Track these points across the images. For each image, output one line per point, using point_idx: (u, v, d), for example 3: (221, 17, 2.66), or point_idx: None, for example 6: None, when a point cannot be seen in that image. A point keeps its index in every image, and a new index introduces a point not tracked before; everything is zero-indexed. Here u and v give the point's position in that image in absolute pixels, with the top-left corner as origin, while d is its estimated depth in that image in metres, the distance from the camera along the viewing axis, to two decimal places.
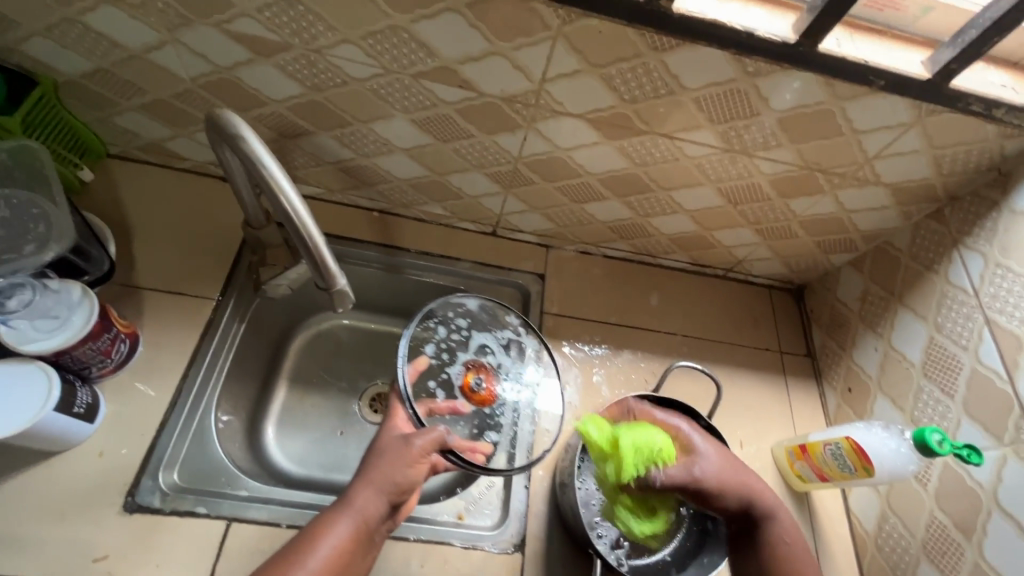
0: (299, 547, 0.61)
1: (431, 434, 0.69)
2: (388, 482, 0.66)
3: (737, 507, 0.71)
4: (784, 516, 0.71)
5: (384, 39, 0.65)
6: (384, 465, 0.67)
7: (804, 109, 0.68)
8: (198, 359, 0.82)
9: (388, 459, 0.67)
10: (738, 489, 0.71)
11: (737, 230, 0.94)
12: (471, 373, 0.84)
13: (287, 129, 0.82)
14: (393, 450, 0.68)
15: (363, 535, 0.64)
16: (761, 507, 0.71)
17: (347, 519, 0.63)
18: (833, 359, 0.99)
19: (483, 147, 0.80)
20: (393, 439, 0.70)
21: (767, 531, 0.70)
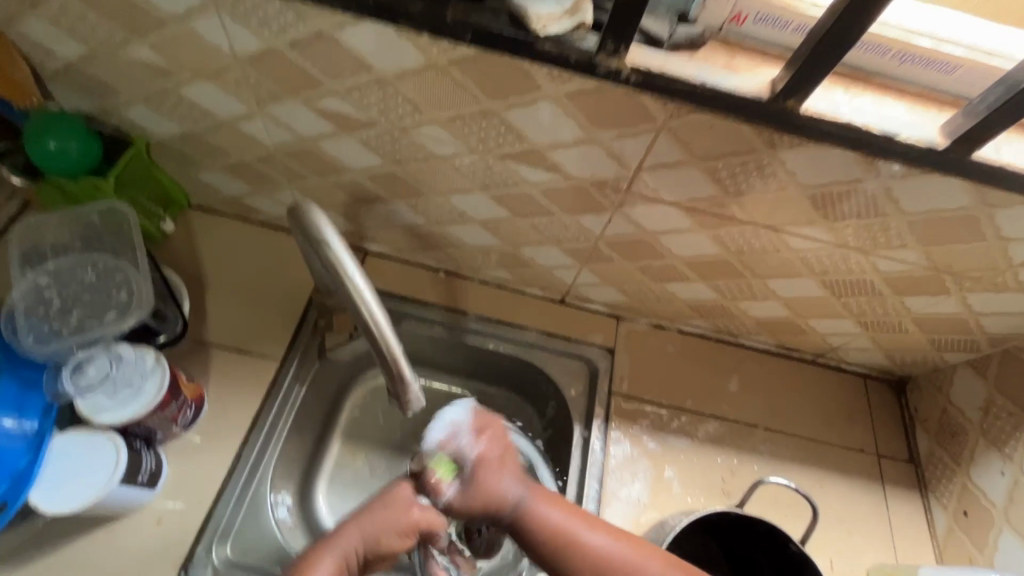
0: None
1: (436, 509, 0.64)
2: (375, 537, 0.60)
3: (552, 519, 0.63)
4: (585, 524, 0.63)
5: (472, 122, 0.62)
6: (379, 514, 0.61)
7: (941, 213, 0.59)
8: (259, 423, 0.80)
9: (386, 510, 0.62)
10: (530, 492, 0.65)
11: (836, 320, 0.84)
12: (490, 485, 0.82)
13: (362, 195, 0.81)
14: (392, 510, 0.62)
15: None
16: (565, 510, 0.64)
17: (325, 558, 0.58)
18: (944, 472, 0.87)
19: (564, 225, 0.75)
20: (402, 494, 0.64)
21: (577, 537, 0.62)
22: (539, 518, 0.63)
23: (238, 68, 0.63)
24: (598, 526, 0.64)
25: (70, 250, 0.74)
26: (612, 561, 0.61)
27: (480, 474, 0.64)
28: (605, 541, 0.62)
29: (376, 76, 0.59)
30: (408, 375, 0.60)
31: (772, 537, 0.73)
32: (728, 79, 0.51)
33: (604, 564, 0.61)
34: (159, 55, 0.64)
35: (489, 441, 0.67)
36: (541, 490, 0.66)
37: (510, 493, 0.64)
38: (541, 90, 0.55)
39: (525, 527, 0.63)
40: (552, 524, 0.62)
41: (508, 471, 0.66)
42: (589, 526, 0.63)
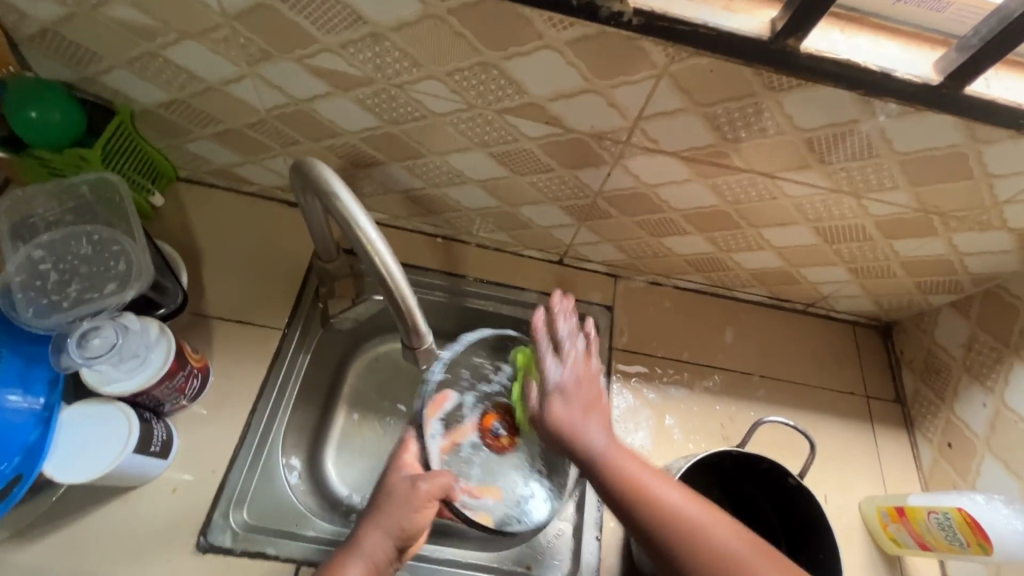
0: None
1: (438, 478, 0.67)
2: (396, 524, 0.63)
3: (624, 472, 0.59)
4: (663, 481, 0.58)
5: (471, 75, 0.61)
6: (392, 506, 0.65)
7: (933, 151, 0.61)
8: (266, 392, 0.81)
9: (395, 502, 0.65)
10: (608, 441, 0.61)
11: (828, 268, 0.87)
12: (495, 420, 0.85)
13: (359, 159, 0.80)
14: (399, 492, 0.66)
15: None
16: (658, 479, 0.58)
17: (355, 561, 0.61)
18: (929, 408, 0.91)
19: (564, 180, 0.76)
20: (403, 480, 0.68)
21: (650, 496, 0.57)
22: (613, 472, 0.59)
23: (227, 26, 0.61)
24: (683, 492, 0.58)
25: (61, 223, 0.73)
26: (689, 523, 0.55)
27: (562, 404, 0.64)
28: (707, 533, 0.55)
29: (372, 29, 0.58)
30: (423, 327, 0.62)
31: (774, 474, 0.76)
32: (729, 20, 0.52)
33: (675, 523, 0.56)
34: (142, 14, 0.62)
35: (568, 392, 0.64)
36: (618, 444, 0.62)
37: (592, 443, 0.61)
38: (541, 37, 0.55)
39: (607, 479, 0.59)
40: (628, 477, 0.58)
41: (594, 416, 0.63)
42: (664, 483, 0.58)
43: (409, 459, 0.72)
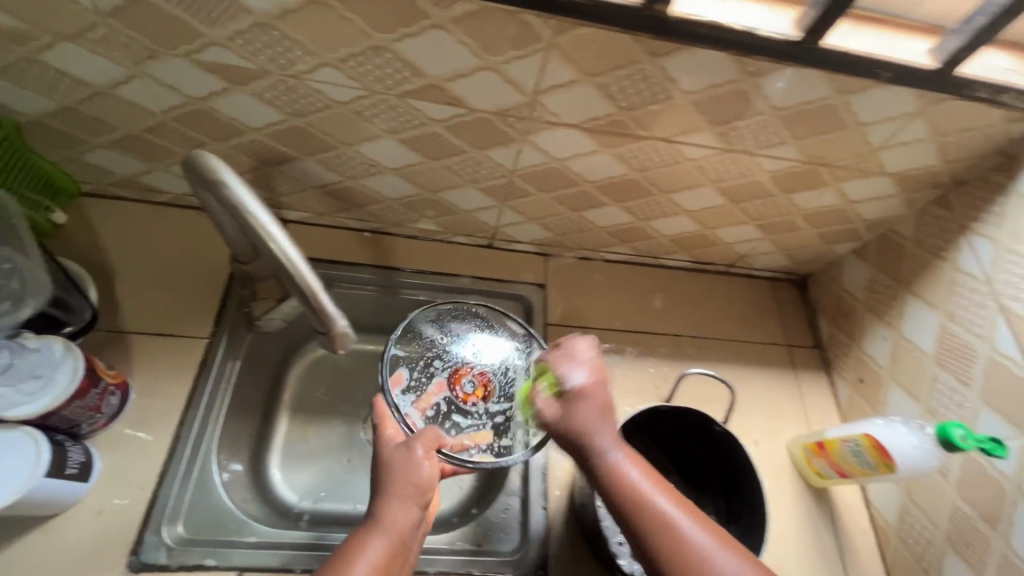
0: (344, 559, 0.58)
1: (427, 433, 0.70)
2: (408, 486, 0.64)
3: (638, 485, 0.58)
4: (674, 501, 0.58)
5: (365, 60, 0.61)
6: (398, 474, 0.65)
7: (807, 105, 0.66)
8: (193, 404, 0.78)
9: (397, 469, 0.66)
10: (621, 450, 0.61)
11: (739, 227, 0.92)
12: (460, 375, 0.86)
13: (270, 156, 0.79)
14: (399, 462, 0.67)
15: (400, 549, 0.61)
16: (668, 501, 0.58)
17: (377, 537, 0.60)
18: (842, 349, 0.98)
19: (477, 162, 0.77)
20: (393, 448, 0.69)
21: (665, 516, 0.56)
22: (624, 480, 0.59)
23: (104, 24, 0.59)
24: (705, 524, 0.56)
25: None
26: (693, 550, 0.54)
27: (584, 404, 0.63)
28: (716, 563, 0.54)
29: (257, 19, 0.57)
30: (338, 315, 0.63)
31: (702, 425, 0.79)
32: None
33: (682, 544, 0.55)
34: (9, 17, 0.59)
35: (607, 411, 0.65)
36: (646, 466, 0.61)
37: (599, 449, 0.61)
38: (426, 17, 0.56)
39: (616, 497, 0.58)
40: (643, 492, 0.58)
41: (607, 426, 0.62)
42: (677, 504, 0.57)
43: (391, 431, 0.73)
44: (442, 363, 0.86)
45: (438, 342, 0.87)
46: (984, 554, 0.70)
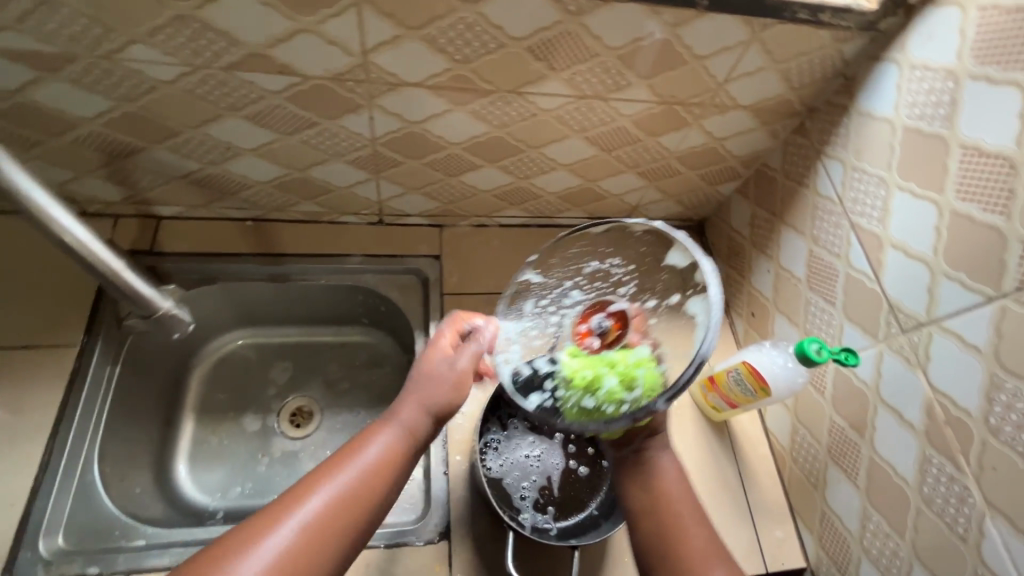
0: (354, 448, 0.57)
1: (472, 348, 0.62)
2: (432, 399, 0.60)
3: (685, 529, 0.61)
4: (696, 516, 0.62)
5: (173, 32, 0.59)
6: (430, 381, 0.61)
7: (639, 42, 0.66)
8: (66, 415, 0.76)
9: (434, 376, 0.61)
10: (682, 489, 0.64)
11: (621, 176, 0.93)
12: (591, 310, 0.64)
13: (116, 149, 0.76)
14: (441, 368, 0.62)
15: (408, 452, 0.58)
16: (690, 512, 0.62)
17: (388, 431, 0.58)
18: (737, 286, 1.00)
19: (332, 133, 0.75)
20: (439, 358, 0.63)
21: (685, 524, 0.61)
22: (674, 521, 0.62)
23: None
24: None
25: None
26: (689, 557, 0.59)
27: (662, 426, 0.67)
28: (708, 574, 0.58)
29: None
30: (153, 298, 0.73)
31: None
32: None
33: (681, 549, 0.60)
34: None
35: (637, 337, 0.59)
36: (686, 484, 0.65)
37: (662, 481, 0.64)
38: None
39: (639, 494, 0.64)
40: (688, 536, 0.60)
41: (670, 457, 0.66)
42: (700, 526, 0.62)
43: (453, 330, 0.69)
44: (580, 293, 0.67)
45: (577, 278, 0.68)
46: (857, 461, 0.73)
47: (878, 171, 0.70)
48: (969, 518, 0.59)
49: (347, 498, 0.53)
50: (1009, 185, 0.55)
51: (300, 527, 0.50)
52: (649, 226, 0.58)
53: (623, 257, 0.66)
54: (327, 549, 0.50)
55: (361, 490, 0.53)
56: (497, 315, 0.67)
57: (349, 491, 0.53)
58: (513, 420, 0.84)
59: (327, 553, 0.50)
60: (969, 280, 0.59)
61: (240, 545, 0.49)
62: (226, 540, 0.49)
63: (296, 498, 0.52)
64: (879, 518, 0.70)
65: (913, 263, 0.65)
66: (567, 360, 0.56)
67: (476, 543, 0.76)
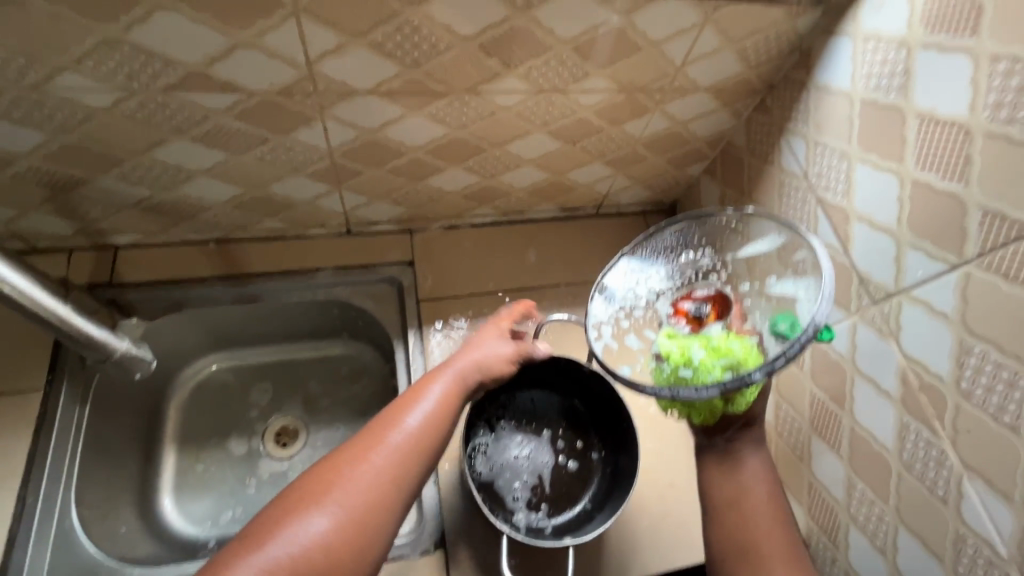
0: (415, 394, 0.62)
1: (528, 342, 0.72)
2: (481, 360, 0.66)
3: (760, 526, 0.63)
4: (775, 516, 0.64)
5: (103, 57, 0.56)
6: (484, 344, 0.68)
7: (592, 32, 0.65)
8: (37, 460, 0.74)
9: (483, 344, 0.69)
10: (769, 492, 0.66)
11: (588, 167, 0.92)
12: (689, 296, 0.65)
13: (59, 182, 0.72)
14: (491, 339, 0.70)
15: (456, 403, 0.62)
16: (771, 510, 0.64)
17: (444, 380, 0.63)
18: None
19: (286, 148, 0.73)
20: (492, 335, 0.71)
21: (757, 521, 0.63)
22: (749, 518, 0.64)
23: None
24: None
25: None
26: (759, 554, 0.61)
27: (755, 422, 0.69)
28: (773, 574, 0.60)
29: None
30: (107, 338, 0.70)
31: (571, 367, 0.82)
32: None
33: (751, 547, 0.62)
34: None
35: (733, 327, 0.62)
36: (773, 485, 0.67)
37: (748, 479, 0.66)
38: None
39: (722, 488, 0.66)
40: (758, 532, 0.63)
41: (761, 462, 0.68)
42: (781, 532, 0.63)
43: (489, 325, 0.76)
44: (676, 281, 0.67)
45: (675, 263, 0.68)
46: (838, 433, 0.74)
47: (839, 145, 0.70)
48: (948, 480, 0.60)
49: (419, 435, 0.58)
50: (965, 152, 0.55)
51: (385, 459, 0.55)
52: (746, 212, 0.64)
53: (714, 249, 0.69)
54: (406, 480, 0.55)
55: (429, 429, 0.59)
56: (594, 290, 0.66)
57: (420, 431, 0.58)
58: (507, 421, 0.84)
59: (406, 484, 0.55)
60: (933, 248, 0.60)
61: (331, 481, 0.53)
62: (317, 477, 0.53)
63: (376, 438, 0.56)
64: (864, 486, 0.71)
65: (879, 235, 0.66)
66: (661, 340, 0.60)
67: (472, 549, 0.76)
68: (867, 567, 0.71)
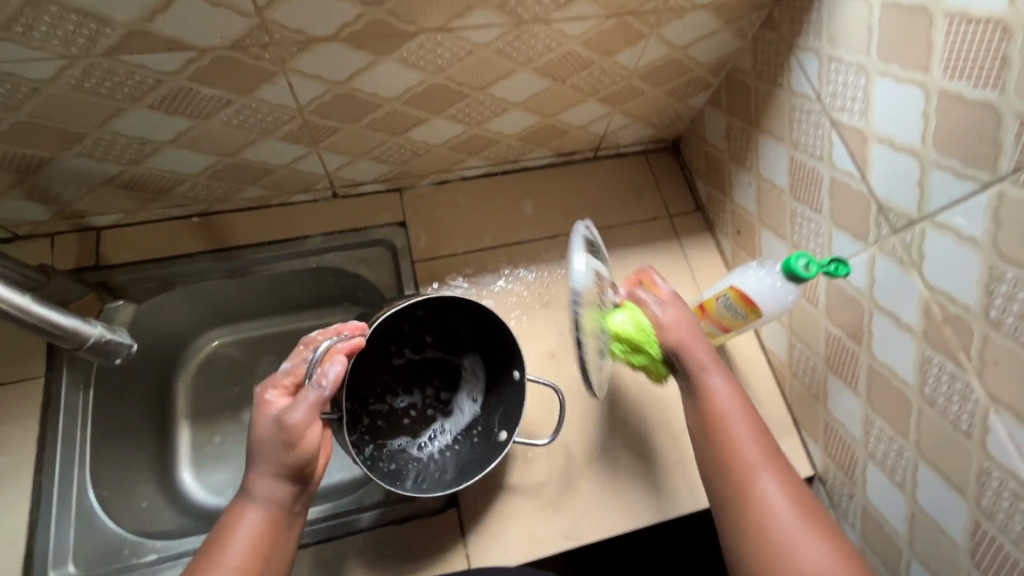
0: (201, 561, 0.56)
1: (304, 401, 0.58)
2: (276, 465, 0.58)
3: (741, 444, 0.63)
4: (749, 421, 0.64)
5: (33, 21, 0.51)
6: (264, 451, 0.58)
7: None
8: (48, 445, 0.75)
9: (265, 446, 0.58)
10: (734, 404, 0.65)
11: (581, 106, 0.85)
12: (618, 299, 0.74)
13: (23, 165, 0.69)
14: (264, 435, 0.58)
15: (270, 525, 0.58)
16: (744, 421, 0.64)
17: (242, 521, 0.57)
18: (718, 205, 0.95)
19: (253, 109, 0.68)
20: (267, 424, 0.59)
21: (732, 436, 0.63)
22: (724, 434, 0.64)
23: None
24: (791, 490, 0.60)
25: None
26: (747, 462, 0.62)
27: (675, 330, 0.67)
28: (767, 479, 0.60)
29: None
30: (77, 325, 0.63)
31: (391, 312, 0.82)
32: None
33: (735, 458, 0.62)
34: None
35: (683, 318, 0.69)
36: (741, 399, 0.66)
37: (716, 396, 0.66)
38: None
39: (694, 407, 0.67)
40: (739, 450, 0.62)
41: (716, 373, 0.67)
42: (758, 436, 0.64)
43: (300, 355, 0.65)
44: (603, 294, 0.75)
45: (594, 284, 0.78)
46: (855, 369, 0.71)
47: (856, 58, 0.63)
48: (972, 414, 0.57)
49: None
50: (1001, 52, 0.49)
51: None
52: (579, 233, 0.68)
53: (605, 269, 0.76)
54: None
55: (250, 560, 0.56)
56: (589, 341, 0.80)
57: (235, 574, 0.55)
58: (404, 404, 0.87)
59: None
60: (962, 166, 0.54)
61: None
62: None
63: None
64: (882, 423, 0.68)
65: (902, 156, 0.60)
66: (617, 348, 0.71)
67: (485, 505, 0.76)
68: (886, 501, 0.70)
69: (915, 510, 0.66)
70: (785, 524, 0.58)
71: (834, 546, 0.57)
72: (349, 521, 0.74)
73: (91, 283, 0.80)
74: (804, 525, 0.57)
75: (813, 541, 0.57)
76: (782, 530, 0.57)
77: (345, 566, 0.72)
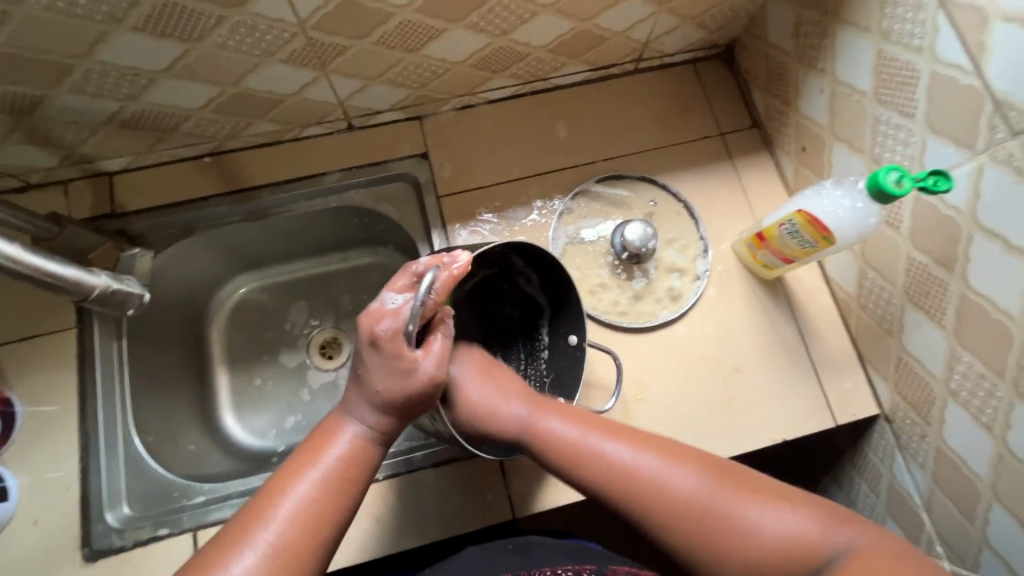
0: (283, 479, 0.52)
1: (438, 350, 0.57)
2: (392, 396, 0.56)
3: (687, 488, 0.53)
4: (671, 467, 0.55)
5: None
6: (385, 378, 0.55)
7: None
8: (90, 393, 0.76)
9: (386, 375, 0.55)
10: (629, 450, 0.56)
11: (622, 6, 0.73)
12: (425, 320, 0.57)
13: (16, 103, 0.64)
14: (386, 371, 0.55)
15: (360, 463, 0.55)
16: (663, 466, 0.55)
17: (336, 446, 0.55)
18: (780, 119, 0.83)
19: (249, 26, 0.61)
20: (401, 367, 0.55)
21: (669, 479, 0.54)
22: (670, 492, 0.53)
23: None
24: (767, 498, 0.52)
25: None
26: (646, 476, 0.55)
27: (473, 387, 0.64)
28: (676, 476, 0.54)
29: None
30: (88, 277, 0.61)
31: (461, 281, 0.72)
32: None
33: (636, 480, 0.55)
34: None
35: (473, 370, 0.66)
36: (625, 442, 0.57)
37: (613, 456, 0.56)
38: None
39: (611, 490, 0.55)
40: (689, 495, 0.53)
41: (571, 421, 0.60)
42: (631, 444, 0.57)
43: (438, 294, 0.57)
44: (617, 255, 0.82)
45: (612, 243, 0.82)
46: (942, 300, 0.62)
47: None
48: None
49: (317, 503, 0.51)
50: None
51: (287, 517, 0.50)
52: (590, 188, 0.85)
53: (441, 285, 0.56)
54: (333, 520, 0.51)
55: (350, 471, 0.54)
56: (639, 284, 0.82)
57: (332, 476, 0.53)
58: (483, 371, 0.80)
59: (328, 525, 0.51)
60: None
61: (237, 544, 0.48)
62: (211, 556, 0.48)
63: (261, 508, 0.50)
64: (971, 358, 0.61)
65: None
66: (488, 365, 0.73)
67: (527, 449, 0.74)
68: (966, 443, 0.64)
69: (1002, 453, 0.59)
70: (729, 512, 0.52)
71: (827, 517, 0.51)
72: (406, 460, 0.73)
73: (109, 231, 0.77)
74: (746, 502, 0.52)
75: (766, 512, 0.51)
76: (804, 541, 0.50)
77: (390, 508, 0.72)
